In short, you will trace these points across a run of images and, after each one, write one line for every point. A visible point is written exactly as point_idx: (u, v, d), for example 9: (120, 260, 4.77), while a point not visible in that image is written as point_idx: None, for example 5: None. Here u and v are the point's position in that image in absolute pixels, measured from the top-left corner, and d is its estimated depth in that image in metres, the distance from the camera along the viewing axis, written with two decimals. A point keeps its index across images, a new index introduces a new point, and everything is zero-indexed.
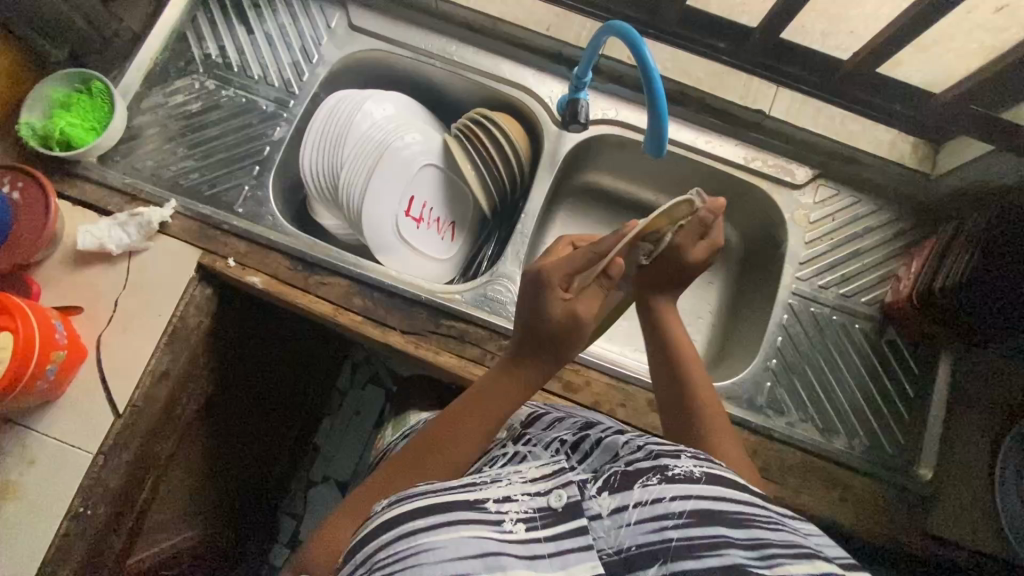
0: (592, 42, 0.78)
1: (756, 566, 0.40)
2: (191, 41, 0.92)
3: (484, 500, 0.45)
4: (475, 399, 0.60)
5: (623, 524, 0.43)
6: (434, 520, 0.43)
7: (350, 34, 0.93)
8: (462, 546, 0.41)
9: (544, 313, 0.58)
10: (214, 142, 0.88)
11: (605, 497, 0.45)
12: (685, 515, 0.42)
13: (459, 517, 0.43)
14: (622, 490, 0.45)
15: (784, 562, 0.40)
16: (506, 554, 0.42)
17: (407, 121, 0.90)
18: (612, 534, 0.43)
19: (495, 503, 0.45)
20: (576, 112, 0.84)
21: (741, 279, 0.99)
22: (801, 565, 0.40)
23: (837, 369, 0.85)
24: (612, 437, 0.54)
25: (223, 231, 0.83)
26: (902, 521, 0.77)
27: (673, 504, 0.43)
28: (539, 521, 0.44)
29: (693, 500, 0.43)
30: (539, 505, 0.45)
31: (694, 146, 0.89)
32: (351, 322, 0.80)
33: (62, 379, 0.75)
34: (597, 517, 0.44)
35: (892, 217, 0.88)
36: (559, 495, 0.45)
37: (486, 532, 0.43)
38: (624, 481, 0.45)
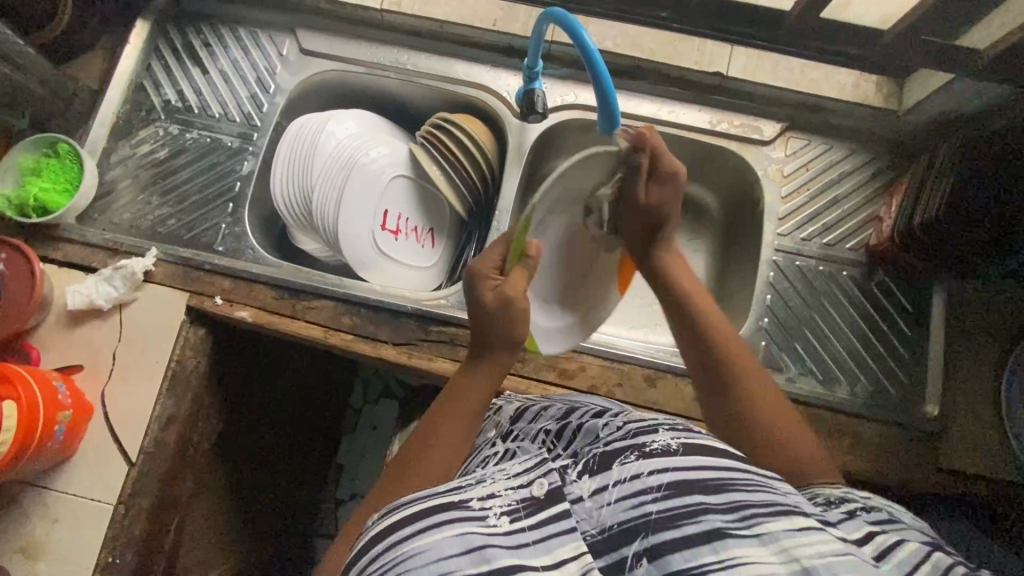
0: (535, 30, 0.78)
1: (735, 528, 0.41)
2: (149, 89, 0.93)
3: (469, 498, 0.47)
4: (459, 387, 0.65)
5: (605, 504, 0.45)
6: (421, 525, 0.45)
7: (303, 59, 0.93)
8: (447, 546, 0.44)
9: (479, 300, 0.66)
10: (186, 186, 0.89)
11: (585, 480, 0.46)
12: (663, 488, 0.43)
13: (446, 518, 0.45)
14: (601, 471, 0.46)
15: (763, 520, 0.41)
16: (490, 547, 0.44)
17: (371, 137, 0.91)
18: (594, 514, 0.45)
19: (478, 500, 0.47)
20: (533, 103, 0.84)
21: (726, 242, 0.99)
22: (779, 522, 0.41)
23: (831, 318, 0.84)
24: (593, 421, 0.55)
25: (206, 271, 0.84)
26: (913, 459, 0.78)
27: (649, 479, 0.44)
28: (523, 510, 0.46)
29: (670, 472, 0.44)
30: (521, 497, 0.47)
31: (658, 118, 0.89)
32: (342, 341, 0.81)
33: (71, 438, 0.77)
34: (578, 500, 0.46)
35: (866, 159, 0.88)
36: (541, 485, 0.47)
37: (471, 529, 0.45)
38: (602, 462, 0.47)
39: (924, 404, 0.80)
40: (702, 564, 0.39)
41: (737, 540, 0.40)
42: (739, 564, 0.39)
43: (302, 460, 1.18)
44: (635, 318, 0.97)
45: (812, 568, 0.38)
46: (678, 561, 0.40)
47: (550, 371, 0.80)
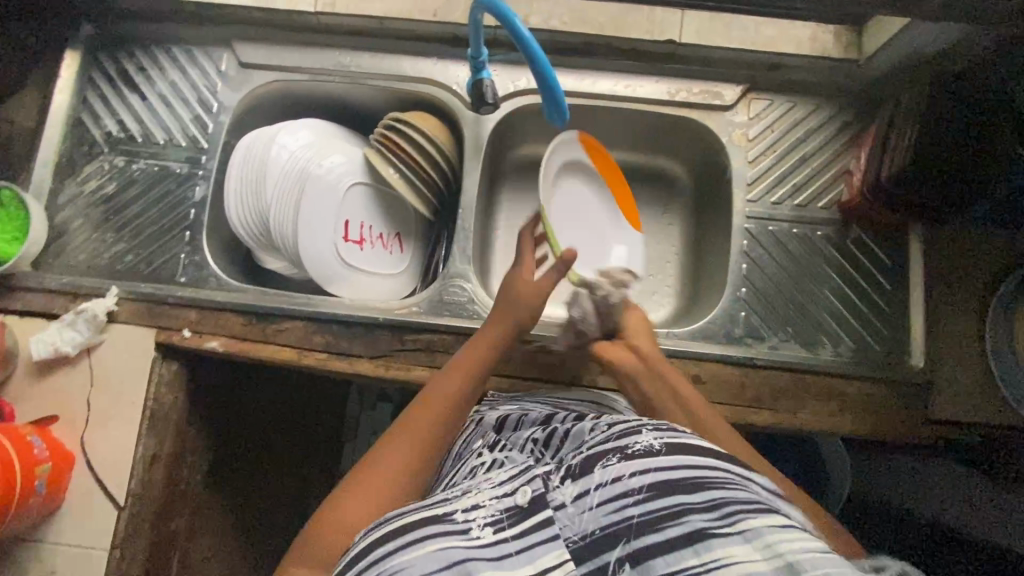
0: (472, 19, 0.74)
1: (717, 527, 0.40)
2: (88, 123, 0.90)
3: (453, 511, 0.46)
4: (461, 373, 0.65)
5: (587, 509, 0.44)
6: (403, 540, 0.44)
7: (243, 73, 0.90)
8: (428, 561, 0.42)
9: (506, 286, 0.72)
10: (140, 218, 0.87)
11: (568, 485, 0.45)
12: (644, 490, 0.42)
13: (428, 532, 0.44)
14: (583, 475, 0.45)
15: (744, 518, 0.40)
16: (473, 560, 0.43)
17: (325, 146, 0.88)
18: (577, 519, 0.44)
19: (462, 512, 0.46)
20: (482, 94, 0.80)
21: (698, 213, 0.97)
22: (760, 520, 0.40)
23: (809, 281, 0.83)
24: (580, 425, 0.54)
25: (171, 305, 0.82)
26: (902, 413, 0.77)
27: (631, 481, 0.43)
28: (506, 521, 0.45)
29: (651, 473, 0.43)
30: (505, 506, 0.46)
31: (615, 94, 0.87)
32: (317, 361, 0.79)
33: (55, 490, 0.76)
34: (561, 506, 0.44)
35: (832, 112, 0.85)
36: (524, 491, 0.46)
37: (452, 543, 0.44)
38: (585, 466, 0.46)
39: (909, 357, 0.79)
40: (683, 568, 0.39)
41: (719, 540, 0.39)
42: (719, 565, 0.39)
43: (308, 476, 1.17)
44: None
45: (795, 565, 0.38)
46: (661, 566, 0.40)
47: (530, 367, 0.79)
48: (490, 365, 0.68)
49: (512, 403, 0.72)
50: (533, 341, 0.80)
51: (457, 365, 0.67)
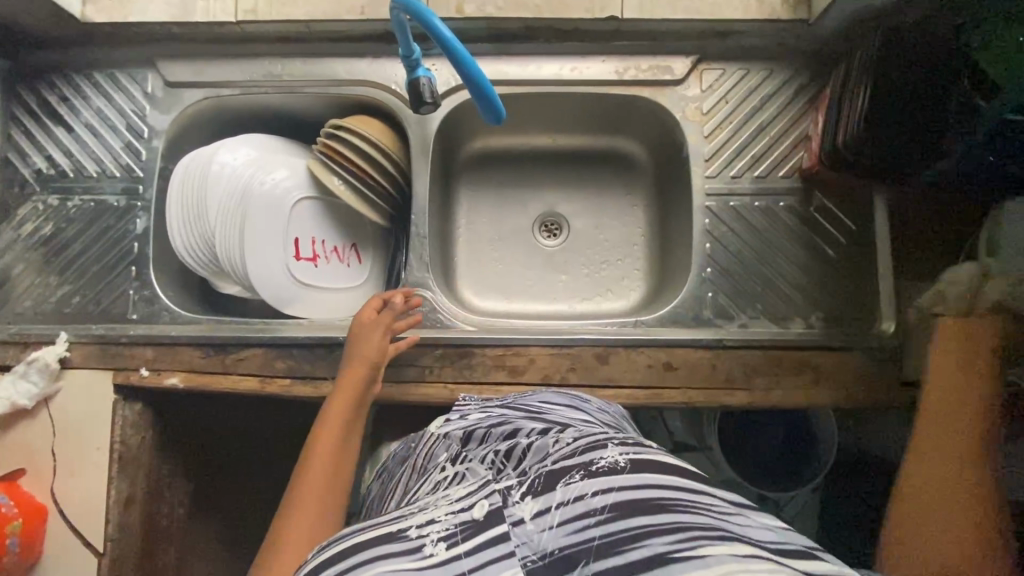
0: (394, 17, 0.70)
1: (680, 551, 0.34)
2: (16, 162, 0.86)
3: (408, 528, 0.42)
4: (341, 415, 0.70)
5: (546, 527, 0.39)
6: (352, 561, 0.40)
7: (172, 93, 0.85)
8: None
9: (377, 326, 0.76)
10: (82, 257, 0.83)
11: (527, 501, 0.41)
12: (608, 509, 0.38)
13: (379, 554, 0.40)
14: (545, 492, 0.41)
15: (707, 543, 0.34)
16: None
17: (265, 161, 0.84)
18: (535, 538, 0.39)
19: (416, 529, 0.42)
20: (419, 94, 0.75)
21: (661, 192, 0.94)
22: (723, 546, 0.34)
23: (776, 255, 0.81)
24: (546, 440, 0.49)
25: (125, 345, 0.80)
26: (877, 380, 0.76)
27: (594, 499, 0.38)
28: (460, 535, 0.41)
29: (615, 492, 0.38)
30: (460, 520, 0.42)
31: (562, 78, 0.83)
32: (281, 387, 0.78)
33: (30, 545, 0.75)
34: (518, 523, 0.40)
35: (787, 76, 0.82)
36: (481, 506, 0.42)
37: (404, 562, 0.39)
38: (547, 482, 0.41)
39: (879, 322, 0.78)
40: None
41: (681, 565, 0.33)
42: None
43: None
44: (585, 290, 0.94)
45: None
46: None
47: (499, 371, 0.77)
48: (365, 396, 0.73)
49: (483, 410, 0.66)
50: (498, 345, 0.78)
51: (333, 408, 0.70)
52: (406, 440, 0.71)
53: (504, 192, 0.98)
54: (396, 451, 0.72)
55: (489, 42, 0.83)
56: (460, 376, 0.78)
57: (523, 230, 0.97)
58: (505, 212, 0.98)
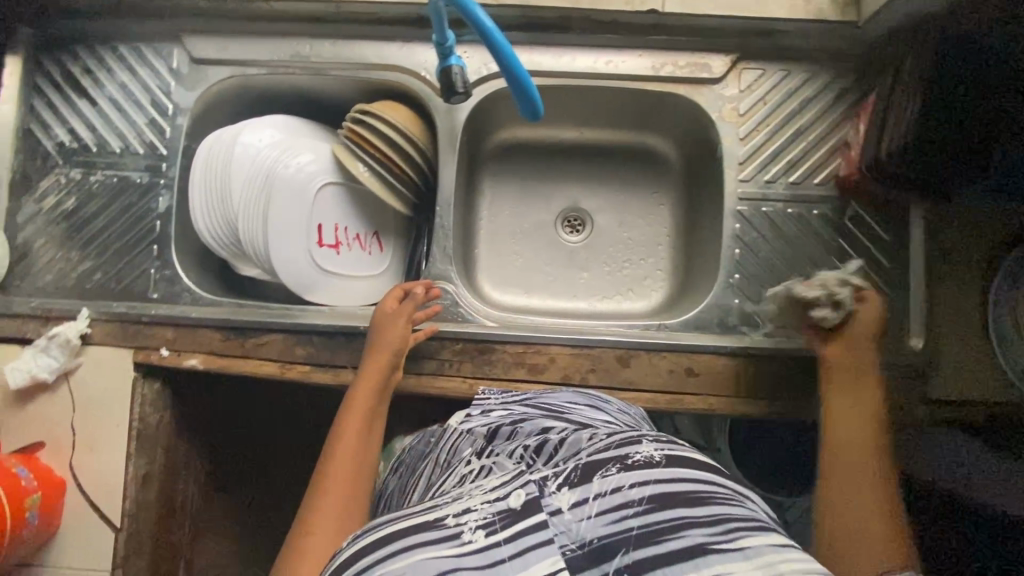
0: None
1: (719, 542, 0.36)
2: (39, 134, 0.85)
3: (444, 516, 0.41)
4: (361, 409, 0.70)
5: (584, 518, 0.39)
6: (390, 548, 0.38)
7: (197, 70, 0.84)
8: (418, 571, 0.37)
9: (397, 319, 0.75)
10: (105, 234, 0.83)
11: (564, 492, 0.40)
12: (645, 501, 0.39)
13: (417, 541, 0.38)
14: (581, 483, 0.40)
15: (746, 534, 0.36)
16: (464, 569, 0.37)
17: (290, 143, 0.83)
18: (573, 528, 0.39)
19: (453, 517, 0.40)
20: (451, 82, 0.73)
21: (689, 192, 0.92)
22: (761, 537, 0.37)
23: (806, 265, 0.79)
24: (579, 437, 0.50)
25: (146, 323, 0.80)
26: (902, 396, 0.75)
27: (631, 491, 0.39)
28: (498, 523, 0.39)
29: (651, 484, 0.39)
30: (498, 509, 0.40)
31: (595, 71, 0.81)
32: (301, 373, 0.78)
33: (48, 517, 0.75)
34: (557, 512, 0.39)
35: (829, 79, 0.80)
36: (518, 495, 0.41)
37: (444, 549, 0.38)
38: (583, 473, 0.41)
39: (908, 338, 0.77)
40: None
41: (719, 555, 0.35)
42: None
43: None
44: (606, 289, 0.93)
45: None
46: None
47: (518, 368, 0.77)
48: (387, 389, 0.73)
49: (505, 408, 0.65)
50: (520, 342, 0.77)
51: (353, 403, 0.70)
52: (425, 435, 0.69)
53: (528, 185, 0.97)
54: (413, 448, 0.70)
55: (523, 30, 0.81)
56: (479, 372, 0.77)
57: (546, 225, 0.96)
58: (528, 205, 0.96)
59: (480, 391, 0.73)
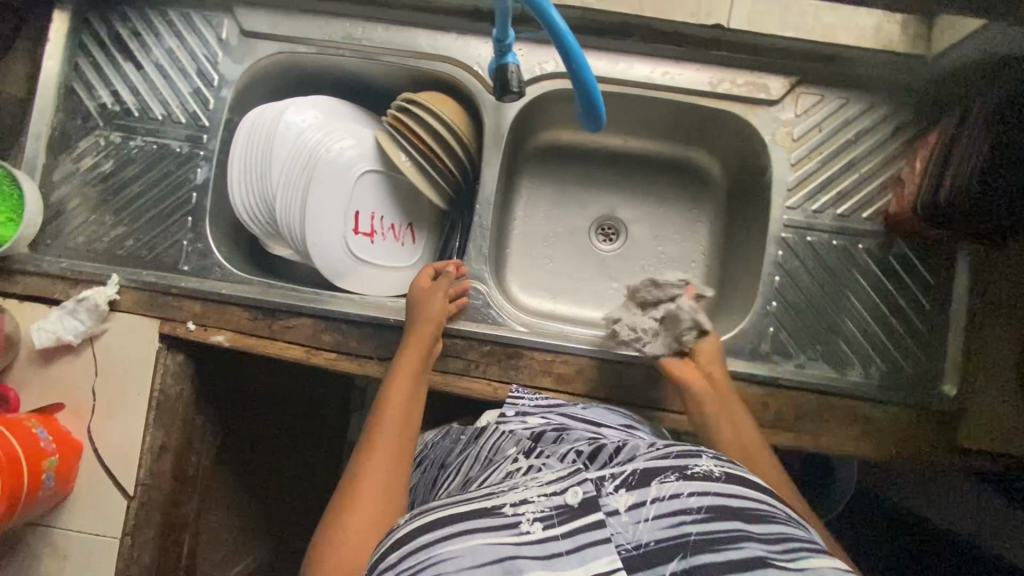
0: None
1: (779, 558, 0.40)
2: (81, 93, 0.83)
3: (502, 505, 0.46)
4: (399, 396, 0.68)
5: (641, 520, 0.44)
6: (454, 530, 0.44)
7: (246, 42, 0.82)
8: (478, 553, 0.42)
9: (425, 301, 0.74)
10: (140, 201, 0.82)
11: (621, 494, 0.45)
12: (703, 510, 0.43)
13: (479, 525, 0.44)
14: (639, 486, 0.45)
15: (806, 554, 0.41)
16: (522, 557, 0.42)
17: (334, 126, 0.82)
18: (630, 529, 0.44)
19: (511, 506, 0.46)
20: (506, 80, 0.71)
21: (729, 212, 0.91)
22: (822, 559, 0.41)
23: (845, 299, 0.78)
24: (631, 445, 0.55)
25: (175, 296, 0.79)
26: (930, 441, 0.74)
27: (690, 499, 0.44)
28: (556, 518, 0.44)
29: (710, 496, 0.44)
30: (556, 504, 0.45)
31: (651, 81, 0.79)
32: (326, 360, 0.77)
33: (64, 479, 0.75)
34: (614, 513, 0.44)
35: (888, 112, 0.78)
36: (574, 492, 0.45)
37: (505, 536, 0.43)
38: (642, 478, 0.46)
39: (942, 383, 0.76)
40: None
41: (777, 570, 0.39)
42: None
43: None
44: None
45: None
46: None
47: (545, 377, 0.76)
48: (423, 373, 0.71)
49: (543, 414, 0.70)
50: (548, 350, 0.76)
51: (390, 389, 0.68)
52: (451, 433, 0.72)
53: (565, 190, 0.95)
54: (437, 444, 0.73)
55: (581, 33, 0.79)
56: (505, 376, 0.76)
57: (580, 231, 0.94)
58: (563, 210, 0.95)
59: (513, 389, 0.75)
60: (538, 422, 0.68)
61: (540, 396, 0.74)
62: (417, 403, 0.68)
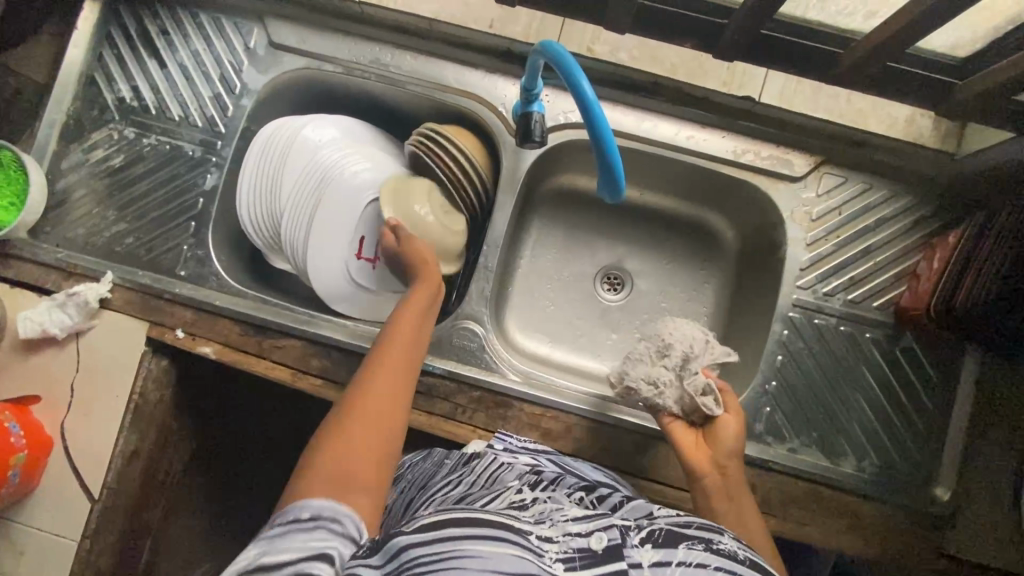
0: (532, 61, 0.67)
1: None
2: (101, 85, 0.83)
3: (529, 529, 0.42)
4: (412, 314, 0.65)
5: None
6: (483, 531, 0.40)
7: (273, 55, 0.82)
8: (504, 562, 0.38)
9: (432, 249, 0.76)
10: (145, 199, 0.81)
11: (648, 549, 0.42)
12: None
13: (509, 535, 0.40)
14: (667, 546, 0.43)
15: None
16: None
17: (351, 147, 0.82)
18: None
19: (536, 535, 0.42)
20: (529, 128, 0.70)
21: (739, 279, 0.89)
22: None
23: (847, 388, 0.76)
24: (636, 503, 0.55)
25: (167, 300, 0.78)
26: (917, 545, 0.72)
27: (717, 574, 0.41)
28: (578, 561, 0.41)
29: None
30: (579, 545, 0.42)
31: (675, 144, 0.78)
32: (310, 386, 0.75)
33: (29, 476, 0.73)
34: (638, 565, 0.41)
35: (910, 204, 0.77)
36: (599, 537, 0.42)
37: (530, 557, 0.39)
38: (669, 538, 0.44)
39: (935, 486, 0.73)
40: None
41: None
42: None
43: None
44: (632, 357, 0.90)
45: None
46: None
47: (531, 431, 0.74)
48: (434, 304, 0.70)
49: (532, 457, 0.67)
50: (538, 404, 0.75)
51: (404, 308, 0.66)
52: (434, 458, 0.70)
53: (575, 234, 0.94)
54: (415, 466, 0.71)
55: (610, 87, 0.78)
56: (490, 425, 0.74)
57: (585, 278, 0.93)
58: (570, 255, 0.94)
59: (500, 435, 0.72)
60: (529, 460, 0.66)
61: (528, 441, 0.71)
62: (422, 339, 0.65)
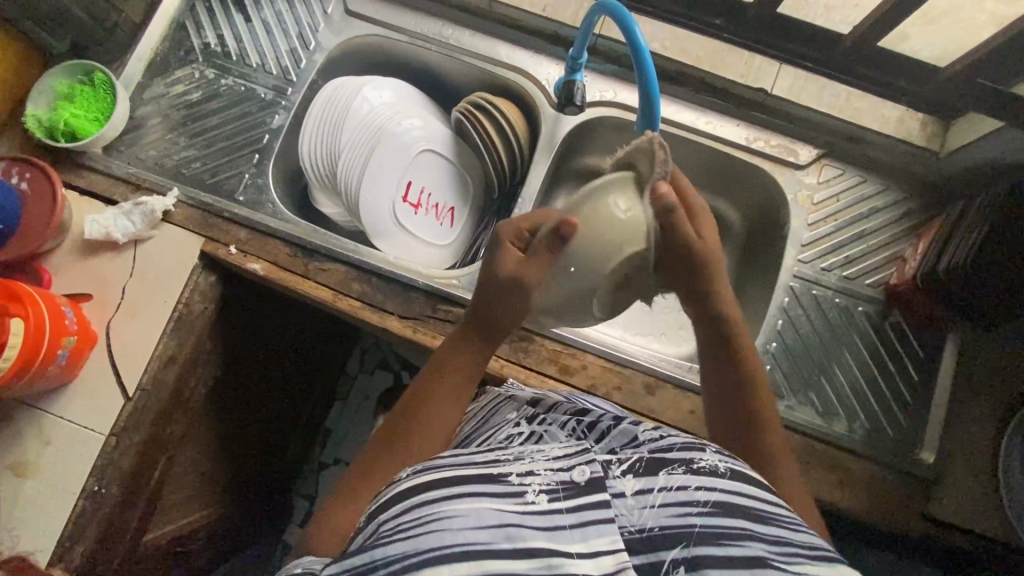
0: (586, 22, 0.78)
1: (778, 559, 0.40)
2: (190, 31, 0.93)
3: (509, 473, 0.43)
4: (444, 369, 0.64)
5: (647, 506, 0.42)
6: (458, 490, 0.41)
7: (347, 19, 0.93)
8: (483, 517, 0.40)
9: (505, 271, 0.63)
10: (215, 131, 0.89)
11: (629, 478, 0.44)
12: (710, 504, 0.43)
13: (487, 489, 0.41)
14: (646, 474, 0.44)
15: (806, 561, 0.41)
16: (527, 526, 0.40)
17: (406, 108, 0.91)
18: (635, 513, 0.42)
19: (517, 476, 0.43)
20: (571, 94, 0.83)
21: (743, 261, 0.97)
22: (819, 566, 0.41)
23: (839, 355, 0.83)
24: (631, 426, 0.55)
25: (224, 220, 0.84)
26: (901, 505, 0.76)
27: (698, 493, 0.43)
28: (561, 493, 0.42)
29: (716, 492, 0.44)
30: (561, 479, 0.43)
31: (695, 126, 0.88)
32: (350, 307, 0.81)
33: (73, 363, 0.77)
34: (620, 495, 0.43)
35: (899, 197, 0.86)
36: (582, 471, 0.43)
37: (509, 505, 0.41)
38: (649, 466, 0.45)
39: (920, 450, 0.79)
40: None
41: (777, 571, 0.39)
42: None
43: (294, 421, 1.20)
44: (642, 326, 0.97)
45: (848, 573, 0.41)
46: None
47: (550, 365, 0.80)
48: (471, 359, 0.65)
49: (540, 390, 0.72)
50: (559, 342, 0.81)
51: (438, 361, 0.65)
52: None
53: None
54: None
55: None
56: (513, 356, 0.79)
57: None
58: None
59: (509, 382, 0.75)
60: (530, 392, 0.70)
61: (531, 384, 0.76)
62: (449, 393, 0.63)
